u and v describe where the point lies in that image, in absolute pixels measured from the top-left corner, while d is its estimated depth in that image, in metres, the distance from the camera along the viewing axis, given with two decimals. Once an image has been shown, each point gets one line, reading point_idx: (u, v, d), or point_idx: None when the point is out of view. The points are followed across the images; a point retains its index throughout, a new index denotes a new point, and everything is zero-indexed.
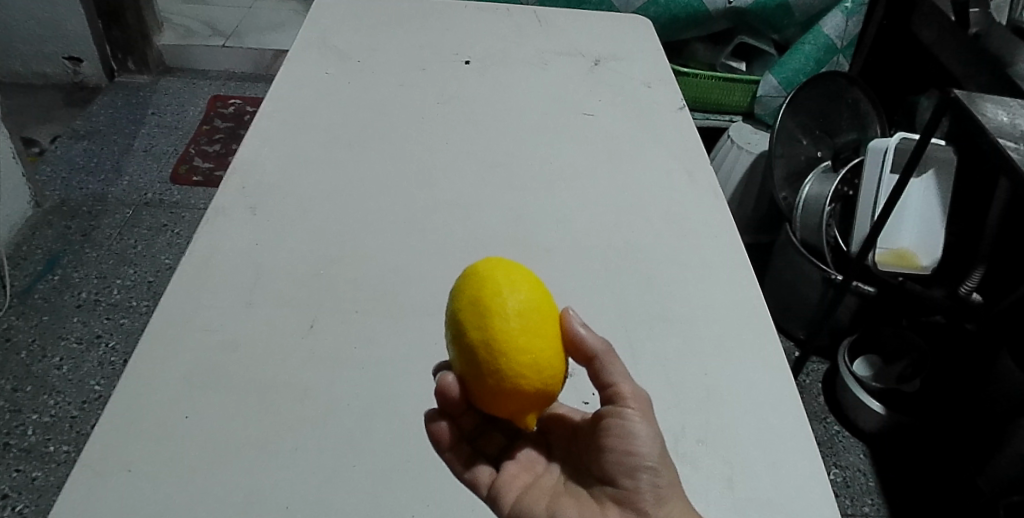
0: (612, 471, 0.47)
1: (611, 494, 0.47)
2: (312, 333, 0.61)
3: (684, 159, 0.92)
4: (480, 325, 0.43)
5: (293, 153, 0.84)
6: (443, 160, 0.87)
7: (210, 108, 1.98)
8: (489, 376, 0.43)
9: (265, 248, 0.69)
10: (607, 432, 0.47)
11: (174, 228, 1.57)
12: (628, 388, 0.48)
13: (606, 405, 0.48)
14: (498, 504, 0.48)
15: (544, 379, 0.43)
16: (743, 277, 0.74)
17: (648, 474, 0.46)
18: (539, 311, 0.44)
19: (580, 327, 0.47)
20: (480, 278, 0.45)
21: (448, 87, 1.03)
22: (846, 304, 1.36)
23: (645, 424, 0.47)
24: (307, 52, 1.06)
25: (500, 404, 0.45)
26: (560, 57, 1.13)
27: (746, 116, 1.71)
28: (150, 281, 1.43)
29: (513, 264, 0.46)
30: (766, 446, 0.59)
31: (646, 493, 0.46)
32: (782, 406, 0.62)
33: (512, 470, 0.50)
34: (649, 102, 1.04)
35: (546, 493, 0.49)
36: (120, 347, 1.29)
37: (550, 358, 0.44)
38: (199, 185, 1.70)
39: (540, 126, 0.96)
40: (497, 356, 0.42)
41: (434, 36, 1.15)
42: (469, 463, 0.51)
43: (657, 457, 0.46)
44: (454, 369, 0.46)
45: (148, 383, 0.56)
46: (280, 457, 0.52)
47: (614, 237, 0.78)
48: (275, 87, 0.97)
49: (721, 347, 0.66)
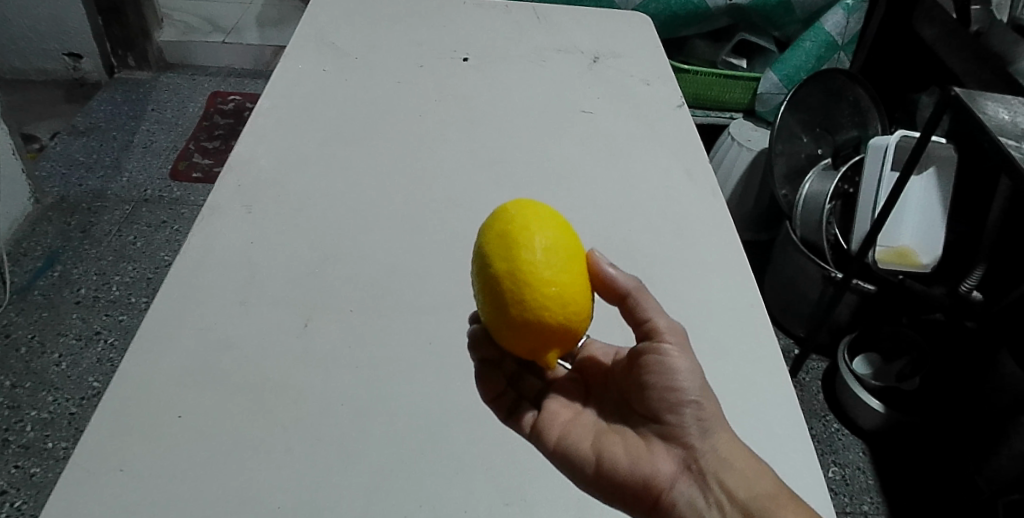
0: (655, 408, 0.48)
1: (656, 429, 0.49)
2: (305, 332, 0.61)
3: (683, 157, 0.92)
4: (506, 258, 0.43)
5: (289, 150, 0.84)
6: (440, 158, 0.87)
7: (210, 104, 1.97)
8: (513, 308, 0.43)
9: (260, 246, 0.69)
10: (646, 369, 0.48)
11: (173, 225, 1.56)
12: (664, 323, 0.49)
13: (643, 342, 0.49)
14: (545, 442, 0.51)
15: (566, 313, 0.43)
16: (741, 276, 0.74)
17: (690, 409, 0.47)
18: (565, 249, 0.45)
19: (608, 268, 0.49)
20: (508, 216, 0.46)
21: (445, 84, 1.02)
22: (846, 301, 1.36)
23: (684, 358, 0.48)
24: (306, 49, 1.06)
25: (523, 341, 0.45)
26: (559, 54, 1.12)
27: (747, 113, 1.71)
28: (150, 278, 1.43)
29: (541, 207, 0.47)
30: (763, 447, 0.59)
31: (691, 426, 0.48)
32: (780, 406, 0.62)
33: (554, 408, 0.52)
34: (648, 100, 1.03)
35: (589, 431, 0.51)
36: (119, 344, 1.29)
37: (574, 294, 0.44)
38: (197, 182, 1.69)
39: (539, 123, 0.96)
40: (522, 287, 0.42)
41: (432, 33, 1.15)
42: (511, 413, 0.53)
43: (699, 391, 0.48)
44: (478, 307, 0.46)
45: (141, 384, 0.55)
46: (273, 457, 0.52)
47: (612, 235, 0.78)
48: (273, 84, 0.97)
49: (718, 345, 0.66)
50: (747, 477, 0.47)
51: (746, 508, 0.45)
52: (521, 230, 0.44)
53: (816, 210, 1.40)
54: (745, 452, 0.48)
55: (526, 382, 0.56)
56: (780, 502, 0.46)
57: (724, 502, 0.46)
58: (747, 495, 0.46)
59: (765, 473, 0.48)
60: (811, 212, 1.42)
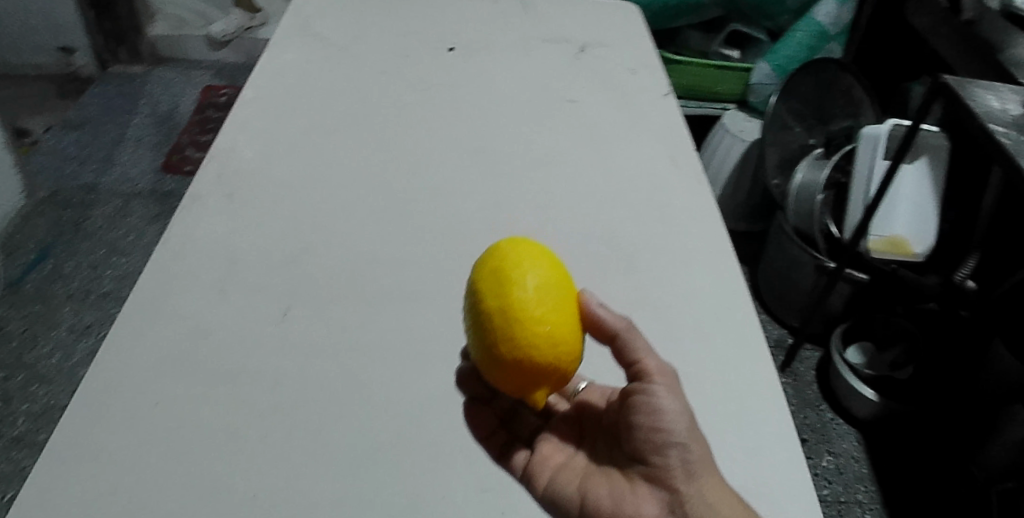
0: (640, 449, 0.46)
1: (642, 471, 0.47)
2: (284, 320, 0.60)
3: (669, 146, 0.91)
4: (497, 295, 0.43)
5: (272, 141, 0.83)
6: (424, 146, 0.87)
7: (202, 97, 1.96)
8: (504, 346, 0.42)
9: (241, 235, 0.69)
10: (634, 410, 0.46)
11: (164, 218, 1.56)
12: (653, 364, 0.47)
13: (633, 382, 0.48)
14: (533, 485, 0.50)
15: (557, 354, 0.42)
16: (725, 262, 0.74)
17: (677, 451, 0.45)
18: (556, 288, 0.44)
19: (597, 307, 0.47)
20: (500, 253, 0.45)
21: (431, 74, 1.02)
22: (840, 291, 1.35)
23: (673, 399, 0.46)
24: (289, 39, 1.05)
25: (513, 380, 0.44)
26: (546, 44, 1.12)
27: (740, 104, 1.71)
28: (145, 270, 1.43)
29: (536, 243, 0.46)
30: (743, 433, 0.58)
31: (676, 469, 0.45)
32: (761, 392, 0.62)
33: (546, 451, 0.51)
34: (634, 89, 1.03)
35: (578, 474, 0.50)
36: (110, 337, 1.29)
37: (565, 333, 0.43)
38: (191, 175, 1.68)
39: (525, 113, 0.96)
40: (512, 326, 0.42)
41: (418, 24, 1.14)
42: (503, 451, 0.52)
43: (686, 433, 0.45)
44: (470, 345, 0.46)
45: (118, 372, 0.55)
46: (251, 444, 0.52)
47: (597, 223, 0.77)
48: (255, 75, 0.96)
49: (699, 332, 0.66)
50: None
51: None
52: (513, 267, 0.43)
53: (808, 200, 1.40)
54: (735, 500, 0.45)
55: (524, 419, 0.55)
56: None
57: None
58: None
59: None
60: (803, 201, 1.41)
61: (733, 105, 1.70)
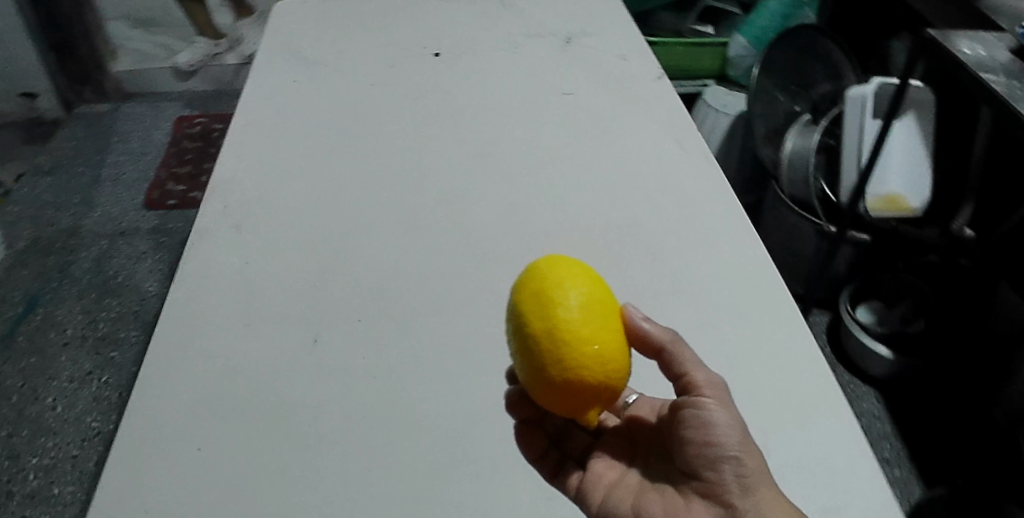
0: (693, 464, 0.45)
1: (696, 487, 0.46)
2: (315, 348, 0.59)
3: (672, 129, 0.90)
4: (541, 316, 0.41)
5: (269, 165, 0.81)
6: (425, 156, 0.85)
7: (176, 128, 1.92)
8: (552, 368, 0.41)
9: (255, 265, 0.67)
10: (684, 424, 0.45)
11: (153, 255, 1.52)
12: (701, 377, 0.46)
13: (682, 396, 0.47)
14: (586, 505, 0.48)
15: (606, 372, 0.41)
16: (749, 239, 0.72)
17: (730, 464, 0.44)
18: (599, 304, 0.42)
19: (642, 321, 0.45)
20: (539, 272, 0.43)
21: (421, 82, 1.00)
22: (842, 254, 1.33)
23: (724, 411, 0.45)
24: (273, 61, 1.03)
25: (563, 401, 0.42)
26: (531, 40, 1.10)
27: (720, 79, 1.70)
28: (138, 310, 1.39)
29: (574, 260, 0.45)
30: (798, 407, 0.57)
31: (731, 483, 0.44)
32: (809, 363, 0.60)
33: (599, 469, 0.50)
34: (627, 76, 1.02)
35: (632, 491, 0.48)
36: (113, 381, 1.26)
37: (612, 349, 0.41)
38: (175, 208, 1.65)
39: (521, 111, 0.94)
40: (559, 347, 0.40)
41: (399, 32, 1.12)
42: (556, 471, 0.51)
43: (738, 445, 0.44)
44: (515, 367, 0.44)
45: (150, 420, 0.53)
46: (303, 479, 0.50)
47: (613, 213, 0.76)
48: (243, 101, 0.94)
49: (737, 312, 0.65)
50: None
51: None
52: (555, 286, 0.41)
53: (800, 167, 1.38)
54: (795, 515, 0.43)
55: (574, 439, 0.54)
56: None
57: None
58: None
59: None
60: (796, 168, 1.39)
61: (712, 80, 1.69)
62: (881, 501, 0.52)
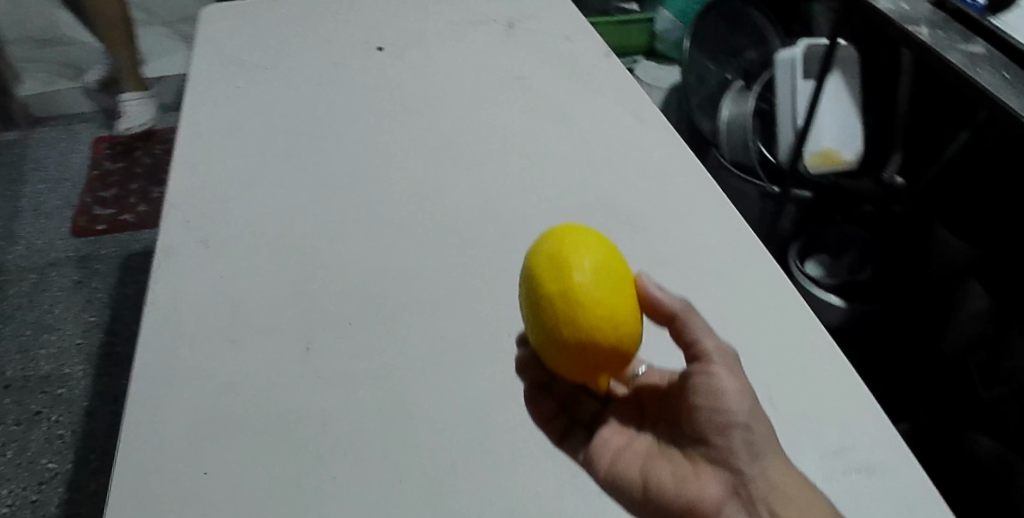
0: (703, 430, 0.46)
1: (704, 452, 0.47)
2: (309, 357, 0.58)
3: (628, 104, 0.91)
4: (557, 281, 0.42)
5: (225, 174, 0.78)
6: (387, 151, 0.83)
7: (95, 150, 1.82)
8: (566, 329, 0.42)
9: (231, 279, 0.65)
10: (693, 391, 0.46)
11: (89, 283, 1.44)
12: (713, 344, 0.46)
13: (692, 363, 0.47)
14: (594, 469, 0.50)
15: (619, 335, 0.42)
16: (718, 203, 0.75)
17: (740, 431, 0.45)
18: (613, 272, 0.44)
19: (655, 290, 0.46)
20: (555, 240, 0.45)
21: (369, 78, 0.97)
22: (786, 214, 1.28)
23: (733, 380, 0.45)
24: (209, 61, 0.97)
25: (577, 365, 0.43)
26: (475, 26, 1.09)
27: (648, 53, 1.70)
28: (79, 343, 1.31)
29: (588, 230, 0.46)
30: (790, 355, 0.60)
31: (740, 449, 0.45)
32: (795, 313, 0.63)
33: (606, 435, 0.51)
34: (577, 56, 1.02)
35: (640, 456, 0.49)
36: (65, 418, 1.19)
37: (626, 316, 0.43)
38: (105, 233, 1.56)
39: (475, 99, 0.94)
40: (573, 309, 0.41)
41: (336, 25, 1.08)
42: (564, 436, 0.52)
43: (748, 413, 0.45)
44: (529, 332, 0.46)
45: (147, 446, 0.51)
46: (321, 492, 0.49)
47: (584, 191, 0.78)
48: (188, 100, 0.89)
49: (719, 273, 0.67)
50: (802, 506, 0.44)
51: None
52: (570, 251, 0.43)
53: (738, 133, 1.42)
54: (800, 481, 0.45)
55: (582, 404, 0.54)
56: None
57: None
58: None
59: (822, 506, 0.45)
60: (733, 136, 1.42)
61: (642, 55, 1.70)
62: (872, 436, 0.55)
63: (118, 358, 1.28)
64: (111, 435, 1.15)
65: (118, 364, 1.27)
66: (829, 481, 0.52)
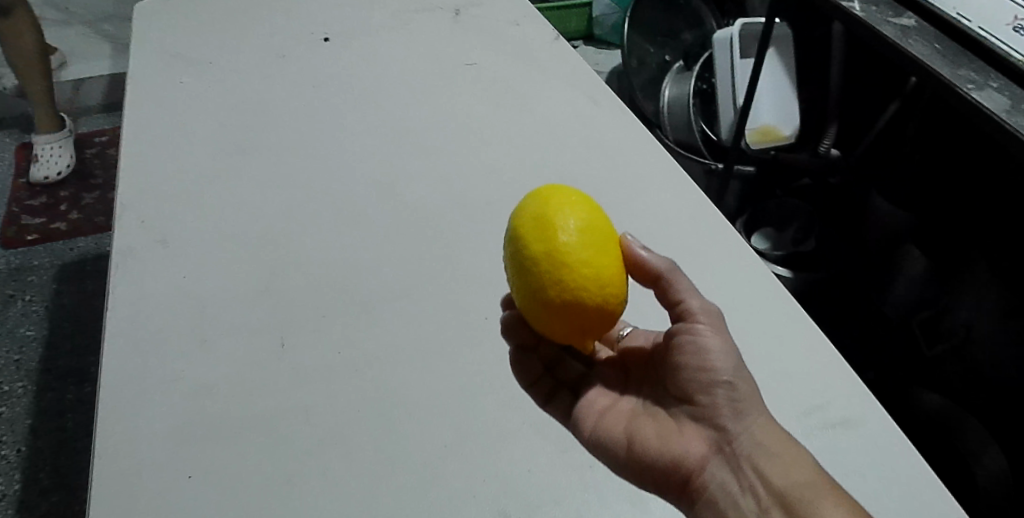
0: (687, 388, 0.50)
1: (689, 411, 0.50)
2: (285, 352, 0.58)
3: (582, 85, 0.92)
4: (542, 241, 0.44)
5: (177, 171, 0.75)
6: (343, 140, 0.81)
7: (19, 156, 1.67)
8: (552, 289, 0.43)
9: (194, 279, 0.63)
10: (680, 350, 0.50)
11: (23, 296, 1.33)
12: (698, 305, 0.50)
13: (678, 324, 0.51)
14: (579, 428, 0.52)
15: (604, 294, 0.44)
16: (677, 180, 0.78)
17: (724, 389, 0.48)
18: (597, 232, 0.45)
19: (641, 250, 0.50)
20: (540, 201, 0.46)
21: (313, 70, 0.91)
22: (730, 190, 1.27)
23: (717, 339, 0.49)
24: (141, 51, 0.91)
25: (562, 324, 0.45)
26: (420, 14, 1.03)
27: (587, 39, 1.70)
28: (16, 360, 1.22)
29: (573, 191, 0.48)
30: (753, 319, 0.64)
31: (723, 407, 0.48)
32: (756, 280, 0.67)
33: (592, 396, 0.54)
34: (528, 41, 0.99)
35: (625, 416, 0.52)
36: (8, 437, 1.11)
37: (610, 275, 0.44)
38: (36, 243, 1.42)
39: (428, 80, 0.91)
40: (558, 269, 0.43)
41: (273, 6, 1.02)
42: (549, 398, 0.55)
43: (732, 372, 0.49)
44: (513, 292, 0.47)
45: (128, 453, 0.51)
46: (313, 486, 0.51)
47: (547, 172, 0.79)
48: (130, 96, 0.85)
49: (683, 246, 0.70)
50: (784, 463, 0.46)
51: (783, 496, 0.45)
52: (555, 212, 0.44)
53: (681, 111, 1.36)
54: (784, 437, 0.48)
55: (567, 366, 0.57)
56: (822, 490, 0.45)
57: (758, 486, 0.46)
58: (783, 483, 0.45)
59: (805, 462, 0.47)
60: (676, 115, 1.37)
61: (580, 41, 1.70)
62: (833, 390, 0.59)
63: (60, 372, 1.21)
64: (60, 452, 1.10)
65: (61, 379, 1.20)
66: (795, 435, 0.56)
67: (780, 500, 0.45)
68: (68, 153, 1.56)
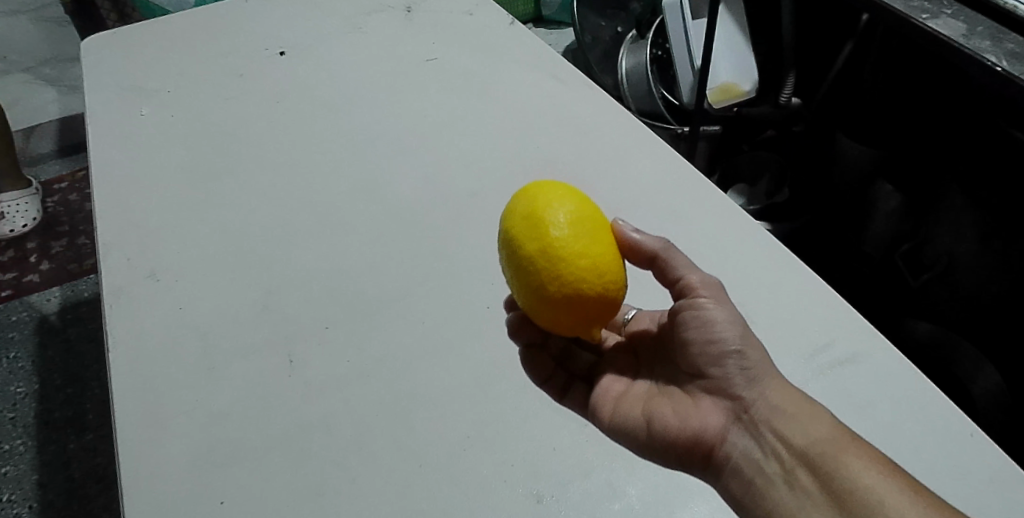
0: (699, 362, 0.51)
1: (703, 385, 0.52)
2: (295, 368, 0.59)
3: (545, 64, 0.91)
4: (535, 239, 0.45)
5: (154, 204, 0.74)
6: (315, 150, 0.81)
7: None
8: (552, 284, 0.45)
9: (192, 309, 0.63)
10: (686, 325, 0.52)
11: (7, 353, 1.29)
12: (697, 278, 0.52)
13: (681, 300, 0.53)
14: (597, 418, 0.54)
15: (604, 282, 0.45)
16: (651, 147, 0.79)
17: (733, 359, 0.50)
18: (587, 221, 0.46)
19: (632, 232, 0.53)
20: (528, 200, 0.47)
21: (274, 82, 0.90)
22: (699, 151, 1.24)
23: (721, 309, 0.51)
24: (94, 86, 0.89)
25: (567, 317, 0.46)
26: (372, 16, 1.01)
27: (536, 20, 1.66)
28: (12, 418, 1.19)
29: (557, 184, 0.49)
30: (748, 271, 0.65)
31: (736, 376, 0.50)
32: (743, 233, 0.69)
33: (606, 383, 0.56)
34: (484, 24, 0.98)
35: (641, 399, 0.53)
36: (17, 495, 1.10)
37: (607, 262, 0.46)
38: (9, 298, 1.37)
39: (391, 80, 0.91)
40: (555, 264, 0.44)
41: (221, 23, 0.99)
42: (564, 392, 0.56)
43: (740, 341, 0.50)
44: (515, 293, 0.48)
45: (158, 488, 0.52)
46: (344, 494, 0.52)
47: (523, 155, 0.79)
48: (90, 133, 0.83)
49: (668, 211, 0.72)
50: (802, 422, 0.48)
51: (805, 454, 0.46)
52: (544, 208, 0.46)
53: (641, 81, 1.32)
54: (798, 396, 0.49)
55: (578, 358, 0.61)
56: (842, 443, 0.46)
57: (779, 448, 0.47)
58: (804, 442, 0.46)
59: (823, 417, 0.48)
60: (637, 85, 1.33)
61: (529, 23, 1.66)
62: (830, 329, 0.61)
63: (58, 423, 1.19)
64: (72, 503, 1.09)
65: (61, 430, 1.18)
66: (801, 377, 0.58)
67: (802, 459, 0.46)
68: (36, 206, 1.49)
